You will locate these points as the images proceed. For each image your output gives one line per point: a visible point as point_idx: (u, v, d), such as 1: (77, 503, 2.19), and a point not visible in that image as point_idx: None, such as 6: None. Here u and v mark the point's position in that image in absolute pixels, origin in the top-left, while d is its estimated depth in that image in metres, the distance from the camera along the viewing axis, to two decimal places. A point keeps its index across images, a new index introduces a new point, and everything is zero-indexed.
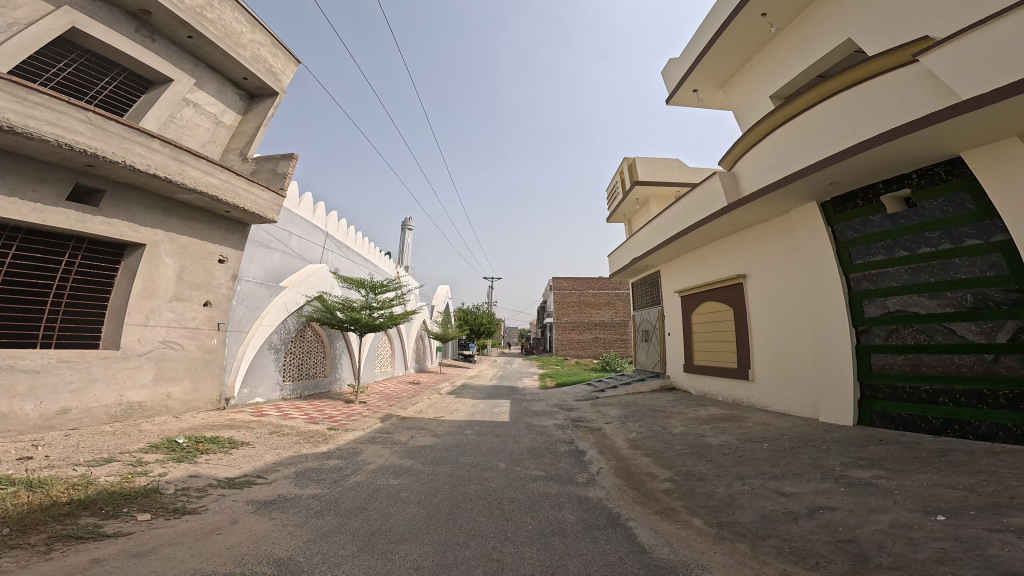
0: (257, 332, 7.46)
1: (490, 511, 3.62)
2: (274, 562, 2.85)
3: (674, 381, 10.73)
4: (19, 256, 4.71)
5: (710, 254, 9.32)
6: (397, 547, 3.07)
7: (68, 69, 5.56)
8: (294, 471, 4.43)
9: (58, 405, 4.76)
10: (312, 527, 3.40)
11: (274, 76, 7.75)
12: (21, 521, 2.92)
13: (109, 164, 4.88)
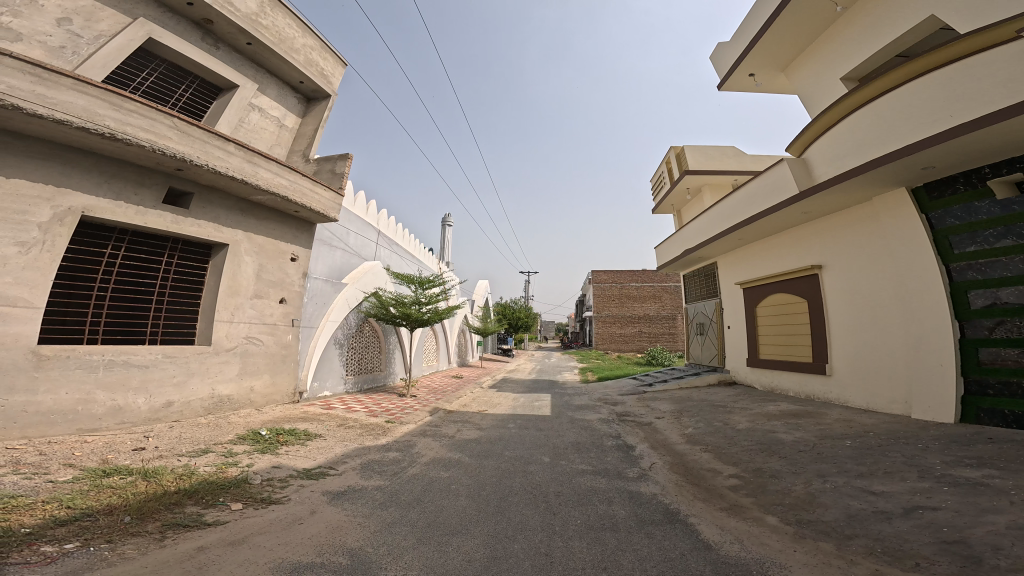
0: (325, 328, 8.01)
1: (537, 505, 3.59)
2: (346, 552, 3.06)
3: (736, 376, 10.07)
4: (129, 257, 5.42)
5: (777, 244, 8.65)
6: (451, 538, 3.17)
7: (151, 78, 6.28)
8: (360, 462, 4.66)
9: (162, 399, 5.42)
10: (378, 518, 3.59)
11: (325, 79, 8.25)
12: (139, 509, 3.34)
13: (195, 168, 5.49)
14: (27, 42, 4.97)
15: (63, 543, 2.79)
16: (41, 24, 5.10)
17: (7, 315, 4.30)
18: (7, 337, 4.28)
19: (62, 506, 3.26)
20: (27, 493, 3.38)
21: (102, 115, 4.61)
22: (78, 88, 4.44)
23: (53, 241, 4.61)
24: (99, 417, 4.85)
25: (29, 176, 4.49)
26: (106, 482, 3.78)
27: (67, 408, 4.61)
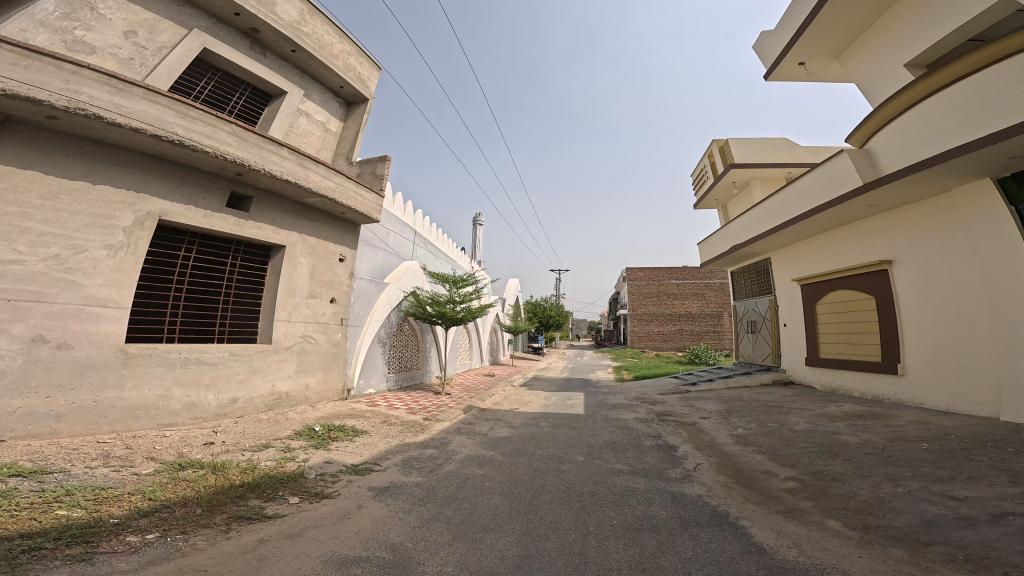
0: (369, 327, 8.38)
1: (570, 504, 3.52)
2: (388, 546, 3.18)
3: (793, 375, 9.40)
4: (200, 259, 5.92)
5: (839, 239, 7.98)
6: (485, 536, 3.24)
7: (210, 86, 6.45)
8: (401, 459, 4.80)
9: (229, 394, 5.86)
10: (417, 514, 3.68)
11: (363, 83, 8.30)
12: (209, 501, 3.62)
13: (253, 171, 5.85)
14: (99, 55, 5.15)
15: (145, 533, 3.05)
16: (111, 37, 5.26)
17: (100, 314, 4.76)
18: (95, 336, 4.70)
19: (145, 497, 3.58)
20: (114, 483, 3.72)
21: (171, 123, 4.98)
22: (148, 97, 4.80)
23: (136, 244, 5.07)
24: (174, 413, 5.29)
25: (114, 183, 4.93)
26: (182, 475, 4.12)
27: (149, 403, 5.07)
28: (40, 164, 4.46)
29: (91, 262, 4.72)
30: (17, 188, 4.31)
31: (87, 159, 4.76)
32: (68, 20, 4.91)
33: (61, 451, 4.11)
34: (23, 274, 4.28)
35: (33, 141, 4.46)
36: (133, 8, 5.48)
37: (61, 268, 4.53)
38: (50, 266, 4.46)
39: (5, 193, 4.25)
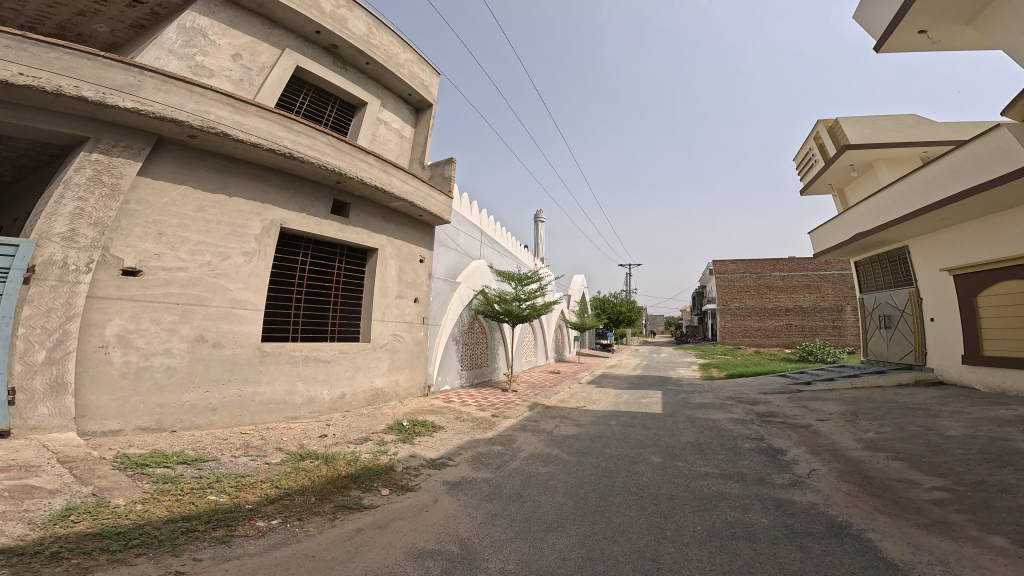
0: (446, 325, 8.47)
1: (643, 507, 3.14)
2: (458, 540, 3.16)
3: (948, 377, 7.59)
4: (311, 261, 6.16)
5: (1009, 221, 6.34)
6: (547, 535, 2.95)
7: (307, 103, 6.61)
8: (471, 455, 4.81)
9: (339, 388, 6.10)
10: (484, 510, 3.52)
11: (426, 89, 8.05)
12: (321, 490, 3.81)
13: (351, 181, 5.67)
14: (211, 80, 5.25)
15: (268, 519, 3.25)
16: (223, 61, 5.37)
17: (240, 314, 5.08)
18: (240, 334, 5.06)
19: (272, 485, 3.82)
20: (251, 472, 4.01)
21: (281, 138, 4.89)
22: (259, 114, 4.71)
23: (264, 251, 5.31)
24: (298, 406, 5.58)
25: (245, 194, 5.14)
26: (302, 465, 4.35)
27: (279, 397, 5.38)
28: (189, 180, 4.71)
29: (234, 268, 5.03)
30: (173, 203, 4.60)
31: (222, 174, 4.98)
32: (186, 48, 5.05)
33: (212, 441, 4.52)
34: (187, 280, 4.68)
35: (181, 157, 4.68)
36: (235, 33, 5.52)
37: (212, 272, 4.87)
38: (203, 271, 4.80)
39: (169, 207, 4.57)
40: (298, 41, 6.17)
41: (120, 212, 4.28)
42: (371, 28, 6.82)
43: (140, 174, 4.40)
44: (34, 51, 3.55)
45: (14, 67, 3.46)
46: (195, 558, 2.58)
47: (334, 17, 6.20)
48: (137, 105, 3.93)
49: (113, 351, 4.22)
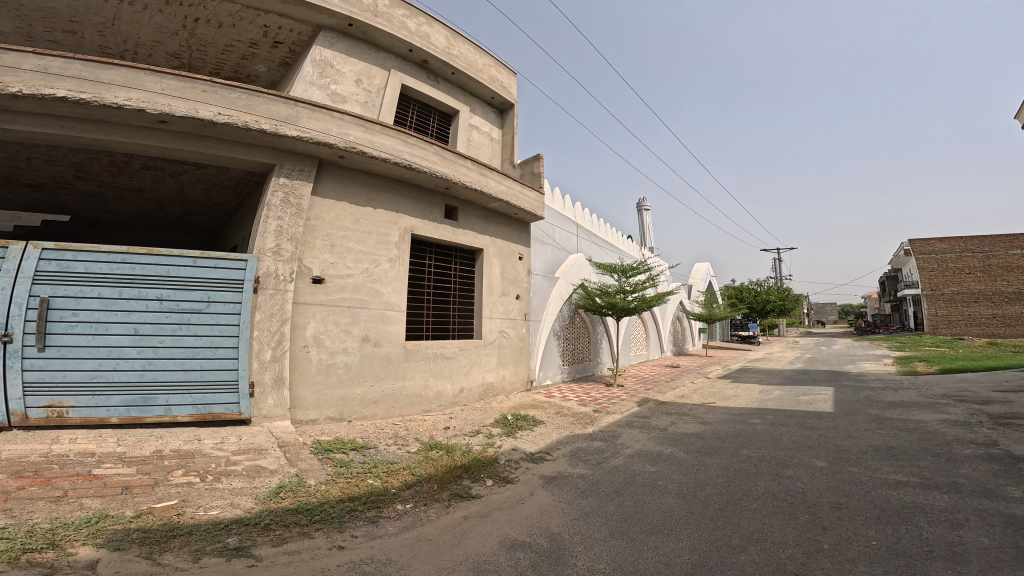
0: (545, 321, 8.33)
1: (791, 516, 2.48)
2: (548, 535, 2.96)
3: None
4: (432, 263, 6.44)
5: None
6: (649, 537, 2.52)
7: (414, 118, 7.52)
8: (569, 450, 4.55)
9: (459, 383, 6.35)
10: (577, 505, 3.25)
11: (508, 90, 8.51)
12: (441, 478, 3.96)
13: (458, 185, 6.14)
14: (344, 105, 6.36)
15: (404, 503, 3.54)
16: (349, 87, 6.44)
17: (389, 316, 5.63)
18: (392, 334, 5.63)
19: (410, 471, 4.12)
20: (396, 460, 4.39)
21: (401, 152, 5.54)
22: (383, 131, 5.42)
23: (403, 256, 5.86)
24: (430, 400, 5.95)
25: (383, 205, 5.74)
26: (431, 454, 4.57)
27: (418, 391, 5.81)
28: (343, 196, 5.41)
29: (384, 274, 5.62)
30: (337, 219, 5.31)
31: (366, 187, 5.62)
32: (322, 79, 6.17)
33: (373, 430, 5.04)
34: (355, 285, 5.35)
35: (335, 176, 5.38)
36: (352, 60, 6.52)
37: (370, 279, 5.50)
38: (365, 278, 5.44)
39: (335, 221, 5.30)
40: (400, 62, 7.09)
41: (305, 228, 5.07)
42: (450, 39, 7.57)
43: (315, 194, 5.19)
44: (226, 95, 4.52)
45: (215, 109, 4.44)
46: (354, 535, 2.96)
47: (420, 35, 7.04)
48: (300, 133, 4.79)
49: (310, 349, 4.96)
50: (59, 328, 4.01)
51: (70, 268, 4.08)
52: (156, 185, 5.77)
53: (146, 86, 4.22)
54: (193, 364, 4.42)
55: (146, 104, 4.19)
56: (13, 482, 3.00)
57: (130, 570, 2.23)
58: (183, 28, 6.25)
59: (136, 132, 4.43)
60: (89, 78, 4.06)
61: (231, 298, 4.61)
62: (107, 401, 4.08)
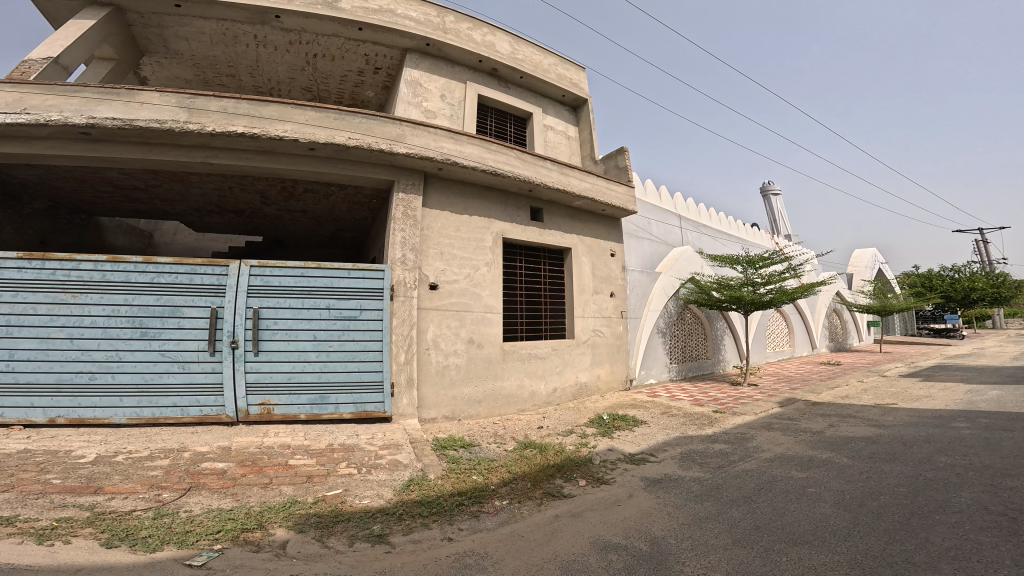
0: (647, 318, 7.93)
1: (1007, 534, 2.19)
2: (650, 538, 2.86)
3: None
4: (521, 263, 6.39)
5: None
6: (789, 547, 2.33)
7: (493, 124, 7.93)
8: (680, 452, 4.15)
9: (552, 383, 6.17)
10: (689, 511, 3.03)
11: (578, 87, 8.47)
12: (534, 476, 3.96)
13: (542, 186, 6.07)
14: (436, 119, 6.99)
15: (501, 499, 3.56)
16: (436, 103, 7.04)
17: (489, 319, 5.80)
18: (494, 335, 5.80)
19: (506, 469, 4.16)
20: (495, 457, 4.45)
21: (485, 159, 5.69)
22: (469, 141, 5.62)
23: (497, 260, 6.00)
24: (526, 399, 5.92)
25: (476, 212, 5.94)
26: (526, 452, 4.59)
27: (511, 391, 5.80)
28: (445, 205, 5.72)
29: (482, 278, 5.82)
30: (443, 228, 5.64)
31: (461, 196, 5.87)
32: (417, 98, 6.90)
33: (477, 429, 5.20)
34: (460, 290, 5.62)
35: (439, 187, 5.74)
36: (434, 77, 7.15)
37: (472, 283, 5.73)
38: (468, 283, 5.70)
39: (441, 231, 5.63)
40: (473, 74, 7.59)
41: (421, 238, 5.46)
42: (514, 44, 7.88)
43: (425, 206, 5.58)
44: (351, 121, 4.98)
45: (347, 135, 4.89)
46: (460, 528, 3.07)
47: (486, 44, 7.48)
48: (409, 150, 5.15)
49: (432, 352, 5.33)
50: (265, 334, 4.68)
51: (270, 282, 4.76)
52: (314, 206, 6.47)
53: (295, 119, 4.72)
54: (356, 366, 4.94)
55: (296, 134, 4.67)
56: (238, 469, 3.69)
57: (307, 551, 2.67)
58: (305, 64, 7.34)
59: (291, 159, 4.99)
60: (249, 112, 4.57)
61: (382, 303, 5.08)
62: (296, 398, 4.71)
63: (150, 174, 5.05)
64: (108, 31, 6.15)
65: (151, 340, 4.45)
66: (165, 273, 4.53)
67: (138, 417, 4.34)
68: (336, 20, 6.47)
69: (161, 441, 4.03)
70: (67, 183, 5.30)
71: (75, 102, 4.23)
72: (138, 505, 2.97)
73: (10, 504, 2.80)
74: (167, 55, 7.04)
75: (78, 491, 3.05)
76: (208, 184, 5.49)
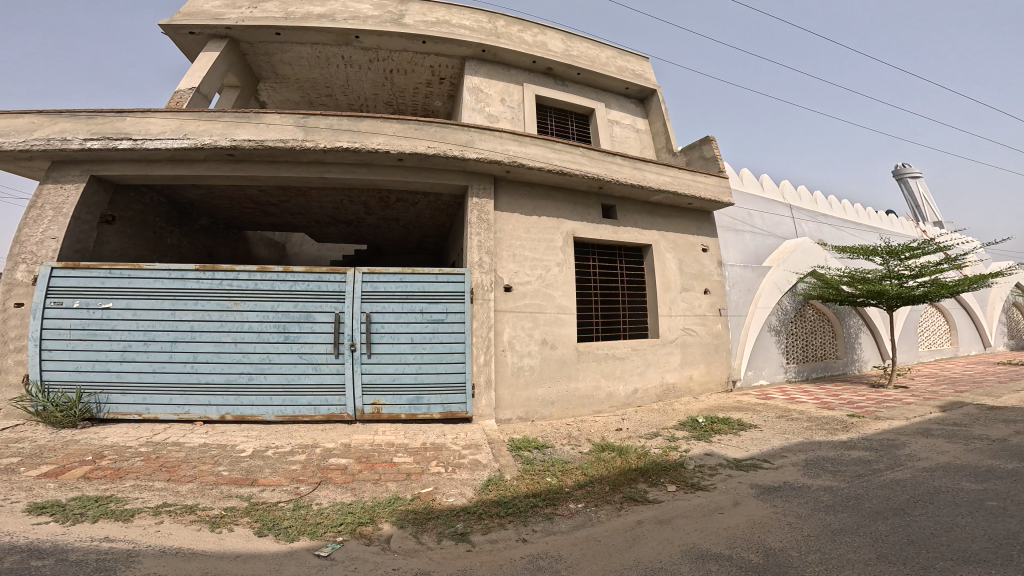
0: (755, 315, 7.26)
1: None
2: (763, 550, 2.68)
3: None
4: (596, 264, 6.31)
5: None
6: (955, 569, 2.11)
7: (554, 124, 7.90)
8: (804, 458, 3.78)
9: (633, 383, 5.99)
10: (819, 522, 2.85)
11: (641, 77, 8.23)
12: (613, 480, 3.87)
13: (611, 182, 5.92)
14: (498, 123, 7.08)
15: (576, 502, 3.52)
16: (496, 107, 7.13)
17: (563, 320, 5.76)
18: (568, 336, 5.75)
19: (582, 471, 4.10)
20: (570, 459, 4.41)
21: (555, 159, 5.71)
22: (536, 141, 5.66)
23: (569, 261, 5.95)
24: (602, 401, 5.80)
25: (545, 212, 5.94)
26: (603, 455, 4.50)
27: (587, 392, 5.74)
28: (514, 207, 5.78)
29: (554, 278, 5.80)
30: (513, 229, 5.69)
31: (529, 198, 5.90)
32: (478, 103, 7.03)
33: (550, 430, 5.21)
34: (531, 291, 5.63)
35: (510, 190, 5.82)
36: (492, 82, 7.29)
37: (544, 284, 5.73)
38: (539, 284, 5.70)
39: (513, 232, 5.69)
40: (529, 75, 7.65)
41: (495, 240, 5.56)
42: (566, 41, 7.87)
43: (497, 209, 5.67)
44: (429, 131, 5.23)
45: (426, 144, 5.14)
46: (534, 530, 3.06)
47: (538, 44, 7.55)
48: (477, 155, 5.30)
49: (507, 353, 5.40)
50: (376, 337, 5.04)
51: (376, 287, 5.11)
52: (405, 215, 7.08)
53: (385, 131, 5.05)
54: (447, 368, 5.15)
55: (385, 145, 5.00)
56: (357, 465, 4.02)
57: (406, 546, 2.80)
58: (385, 79, 7.91)
59: (379, 169, 5.33)
60: (346, 128, 4.99)
61: (464, 305, 5.24)
62: (396, 398, 5.04)
63: (280, 191, 5.76)
64: (230, 60, 6.86)
65: (293, 343, 4.93)
66: (304, 281, 5.00)
67: (283, 414, 4.85)
68: (402, 35, 6.87)
69: (299, 438, 4.54)
70: (223, 202, 6.27)
71: (218, 128, 4.78)
72: (281, 497, 3.37)
73: (191, 491, 3.36)
74: (278, 81, 7.87)
75: (240, 482, 3.57)
76: (326, 199, 6.22)
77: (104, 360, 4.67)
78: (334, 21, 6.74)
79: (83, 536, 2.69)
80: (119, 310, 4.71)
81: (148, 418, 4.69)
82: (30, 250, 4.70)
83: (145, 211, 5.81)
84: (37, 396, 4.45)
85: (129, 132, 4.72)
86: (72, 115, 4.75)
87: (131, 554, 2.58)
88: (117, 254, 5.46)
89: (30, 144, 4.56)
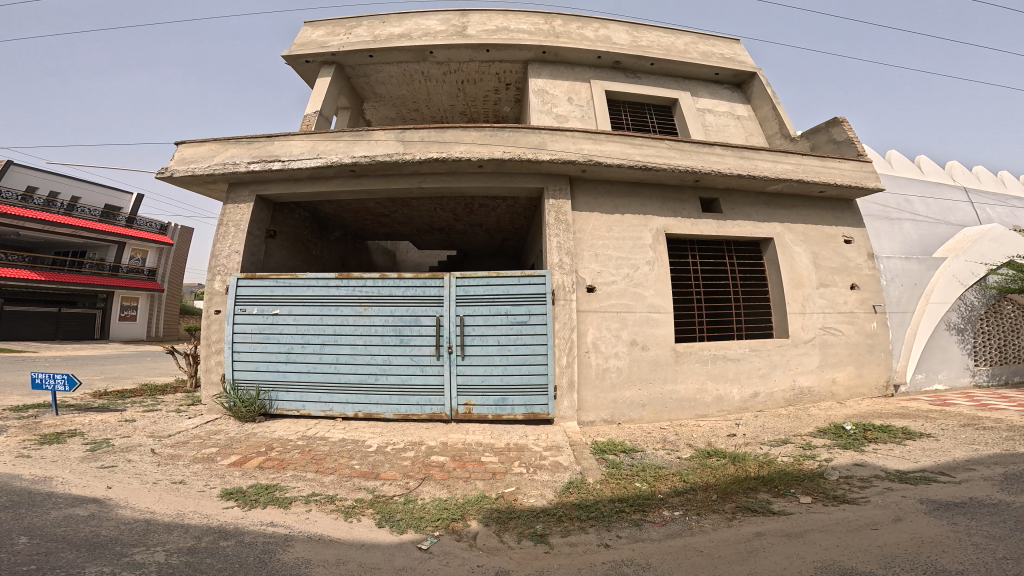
0: (925, 312, 6.45)
1: None
2: (937, 571, 2.35)
3: None
4: (703, 262, 6.06)
5: None
6: None
7: (628, 119, 7.69)
8: (996, 473, 3.32)
9: (749, 387, 5.65)
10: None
11: (726, 60, 7.78)
12: (723, 488, 3.61)
13: (708, 174, 5.61)
14: (568, 122, 6.98)
15: (670, 509, 3.33)
16: (566, 107, 7.08)
17: (656, 319, 5.55)
18: (661, 337, 5.53)
19: (680, 478, 3.89)
20: (665, 465, 4.21)
21: (648, 155, 5.56)
22: (619, 138, 5.56)
23: (660, 258, 5.73)
24: (709, 404, 5.53)
25: (628, 210, 5.78)
26: (709, 462, 4.25)
27: (691, 396, 5.49)
28: (598, 207, 5.70)
29: (644, 277, 5.61)
30: (595, 229, 5.61)
31: (610, 196, 5.79)
32: (546, 105, 7.01)
33: (640, 432, 5.05)
34: (617, 291, 5.50)
35: (590, 189, 5.75)
36: (561, 83, 7.27)
37: (632, 283, 5.57)
38: (627, 283, 5.55)
39: (594, 232, 5.60)
40: (595, 72, 7.54)
41: (575, 241, 5.52)
42: (632, 32, 7.64)
43: (575, 209, 5.62)
44: (503, 136, 5.35)
45: (502, 149, 5.23)
46: (618, 535, 2.95)
47: (601, 38, 7.41)
48: (554, 156, 5.29)
49: (591, 355, 5.32)
50: (469, 339, 5.20)
51: (470, 290, 5.26)
52: (486, 220, 7.24)
53: (464, 141, 5.25)
54: (529, 368, 5.17)
55: (467, 153, 5.15)
56: (451, 463, 4.14)
57: (489, 543, 2.82)
58: (458, 90, 8.18)
59: (461, 176, 5.48)
60: (434, 139, 5.22)
61: (546, 306, 5.22)
62: (485, 398, 5.15)
63: (389, 203, 6.17)
64: (339, 83, 7.48)
65: (405, 344, 5.21)
66: (417, 286, 5.26)
67: (402, 413, 5.14)
68: (467, 46, 7.05)
69: (410, 435, 4.79)
70: (351, 215, 6.80)
71: (341, 146, 5.20)
72: (396, 491, 3.55)
73: (333, 482, 3.64)
74: (376, 100, 8.43)
75: (366, 476, 3.80)
76: (423, 208, 6.57)
77: (274, 361, 5.22)
78: (411, 39, 7.07)
79: (255, 520, 3.00)
80: (284, 316, 5.24)
81: (305, 415, 5.20)
82: (222, 263, 5.35)
83: (295, 226, 6.42)
84: (230, 393, 5.12)
85: (279, 155, 5.25)
86: (237, 141, 5.39)
87: (287, 537, 2.84)
88: (280, 266, 6.07)
89: (212, 170, 5.21)
